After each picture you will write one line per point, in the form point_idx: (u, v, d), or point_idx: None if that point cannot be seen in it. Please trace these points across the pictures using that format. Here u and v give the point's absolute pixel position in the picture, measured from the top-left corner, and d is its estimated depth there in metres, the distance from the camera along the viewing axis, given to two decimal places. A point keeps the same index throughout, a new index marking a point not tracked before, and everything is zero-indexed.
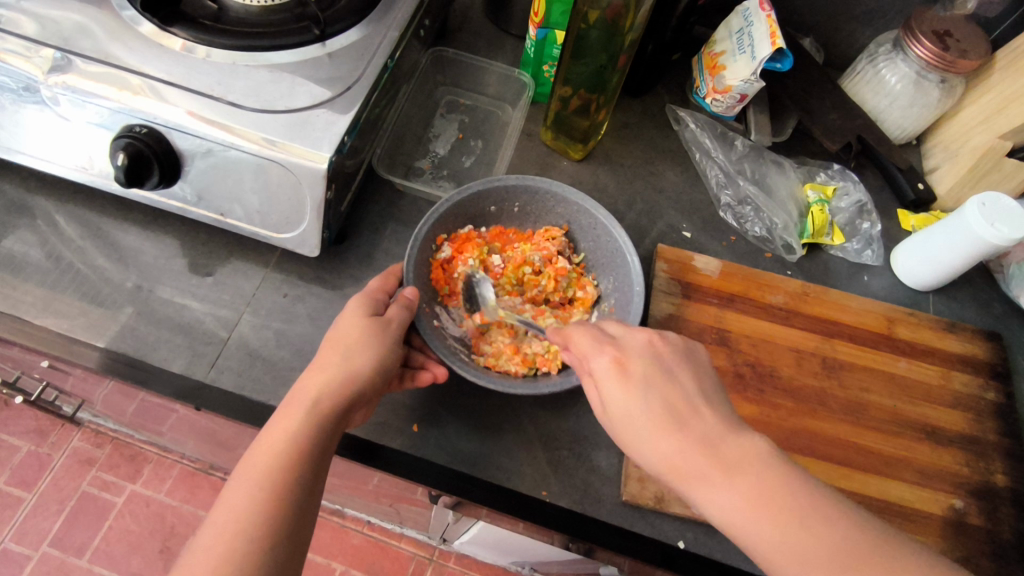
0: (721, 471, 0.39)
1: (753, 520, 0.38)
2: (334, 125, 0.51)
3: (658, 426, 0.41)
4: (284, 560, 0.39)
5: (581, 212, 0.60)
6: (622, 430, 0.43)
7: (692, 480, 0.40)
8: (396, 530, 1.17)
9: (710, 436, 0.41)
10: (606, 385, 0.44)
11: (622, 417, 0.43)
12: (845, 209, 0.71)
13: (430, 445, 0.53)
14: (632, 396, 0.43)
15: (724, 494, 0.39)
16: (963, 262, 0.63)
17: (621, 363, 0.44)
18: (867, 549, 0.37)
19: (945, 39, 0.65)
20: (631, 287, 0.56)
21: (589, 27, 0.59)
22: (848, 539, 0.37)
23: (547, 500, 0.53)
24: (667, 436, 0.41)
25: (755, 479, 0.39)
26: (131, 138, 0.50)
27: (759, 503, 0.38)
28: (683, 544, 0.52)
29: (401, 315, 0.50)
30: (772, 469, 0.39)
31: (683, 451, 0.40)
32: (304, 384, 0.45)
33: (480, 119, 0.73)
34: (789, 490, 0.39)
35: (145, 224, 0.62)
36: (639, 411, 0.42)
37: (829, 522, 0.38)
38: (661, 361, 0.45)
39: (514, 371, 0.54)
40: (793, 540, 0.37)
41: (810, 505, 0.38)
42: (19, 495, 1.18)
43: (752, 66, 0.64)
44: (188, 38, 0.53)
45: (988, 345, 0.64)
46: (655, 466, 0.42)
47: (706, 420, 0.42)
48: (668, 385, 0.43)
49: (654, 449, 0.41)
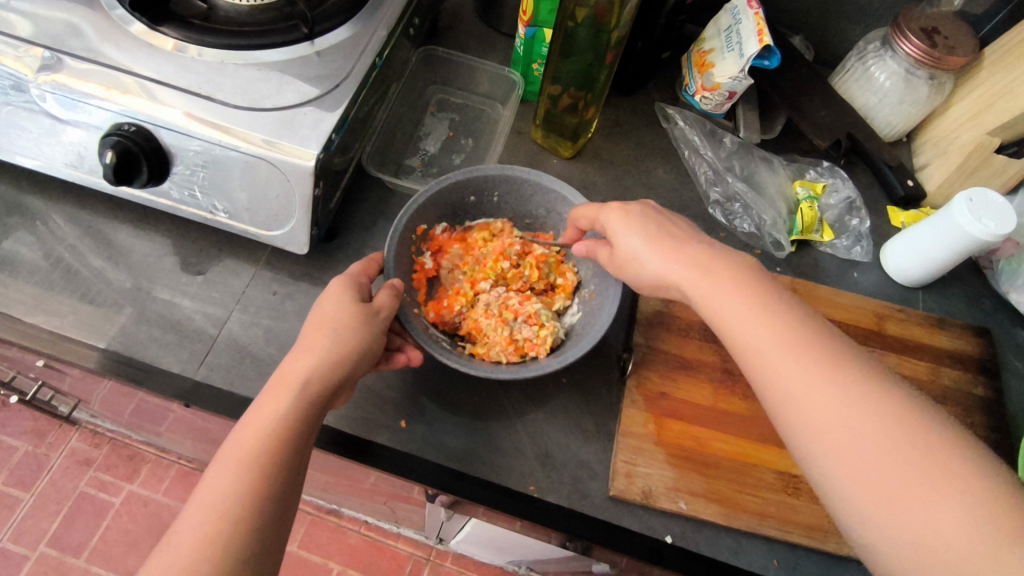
0: (716, 280, 0.46)
1: (733, 304, 0.44)
2: (322, 122, 0.52)
3: (658, 243, 0.49)
4: (269, 539, 0.40)
5: (558, 199, 0.60)
6: (621, 258, 0.51)
7: (701, 283, 0.46)
8: (393, 529, 1.17)
9: (707, 253, 0.48)
10: (612, 229, 0.51)
11: (631, 250, 0.50)
12: (835, 206, 0.71)
13: (419, 441, 0.54)
14: (632, 230, 0.50)
15: (721, 291, 0.45)
16: (948, 256, 0.63)
17: (625, 210, 0.52)
18: (827, 347, 0.41)
19: (931, 36, 0.65)
20: (607, 270, 0.56)
21: (577, 26, 0.60)
22: (846, 364, 0.40)
23: (536, 495, 0.53)
24: (664, 252, 0.48)
25: (763, 296, 0.44)
26: (120, 136, 0.50)
27: (759, 312, 0.43)
28: (671, 538, 0.52)
29: (390, 302, 0.50)
30: (753, 278, 0.46)
31: (671, 258, 0.48)
32: (290, 366, 0.45)
33: (471, 117, 0.74)
34: (770, 296, 0.44)
35: (136, 222, 0.62)
36: (647, 239, 0.50)
37: (799, 326, 0.42)
38: (673, 223, 0.51)
39: (507, 360, 0.54)
40: (786, 353, 0.41)
41: (813, 330, 0.42)
42: (17, 496, 1.18)
43: (740, 64, 0.65)
44: (180, 37, 0.53)
45: (978, 341, 0.64)
46: (649, 277, 0.49)
47: (727, 255, 0.48)
48: (679, 228, 0.51)
49: (655, 262, 0.49)
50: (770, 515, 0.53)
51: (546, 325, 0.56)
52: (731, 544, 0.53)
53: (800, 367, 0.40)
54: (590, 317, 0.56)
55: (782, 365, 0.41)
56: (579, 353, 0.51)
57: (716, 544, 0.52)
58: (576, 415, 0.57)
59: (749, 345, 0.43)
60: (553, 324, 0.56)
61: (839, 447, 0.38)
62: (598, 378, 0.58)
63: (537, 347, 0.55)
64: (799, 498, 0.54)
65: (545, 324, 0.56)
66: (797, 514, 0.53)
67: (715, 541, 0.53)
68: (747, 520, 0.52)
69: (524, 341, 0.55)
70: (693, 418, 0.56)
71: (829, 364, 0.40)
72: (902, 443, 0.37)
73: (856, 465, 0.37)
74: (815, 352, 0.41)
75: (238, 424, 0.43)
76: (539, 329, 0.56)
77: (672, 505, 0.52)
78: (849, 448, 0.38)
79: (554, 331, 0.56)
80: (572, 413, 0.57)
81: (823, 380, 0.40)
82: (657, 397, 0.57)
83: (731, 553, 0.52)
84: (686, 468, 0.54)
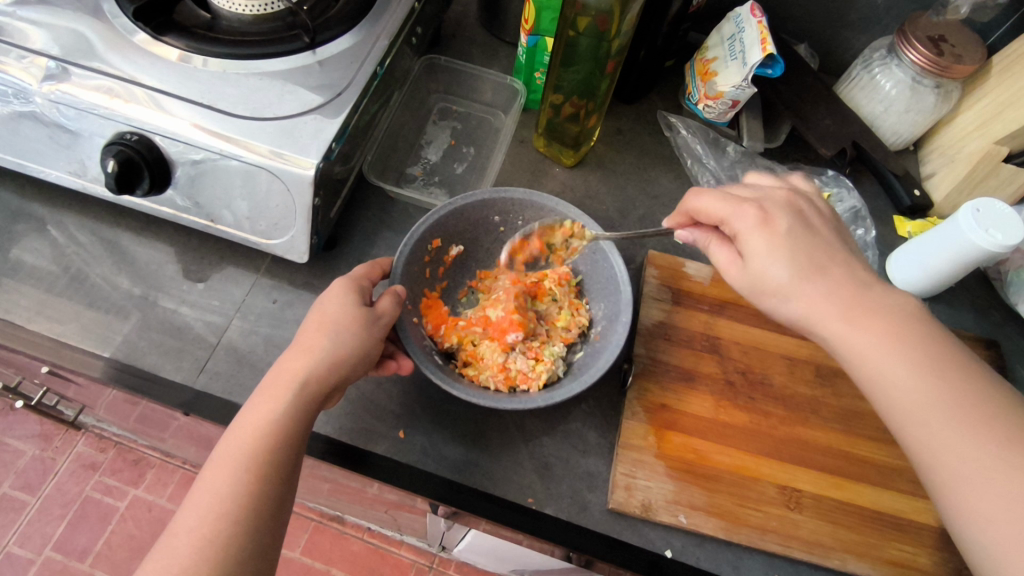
0: (866, 322, 0.45)
1: (882, 347, 0.44)
2: (322, 132, 0.52)
3: (808, 279, 0.46)
4: (268, 538, 0.40)
5: (582, 234, 0.59)
6: (756, 279, 0.48)
7: (835, 318, 0.45)
8: (396, 537, 1.16)
9: (858, 287, 0.46)
10: (747, 241, 0.48)
11: (774, 279, 0.47)
12: (840, 216, 0.70)
13: (416, 452, 0.53)
14: (776, 251, 0.47)
15: (878, 337, 0.44)
16: (954, 268, 0.62)
17: (766, 217, 0.48)
18: (970, 401, 0.42)
19: (939, 45, 0.64)
20: (618, 316, 0.55)
21: (578, 35, 0.59)
22: (992, 418, 0.42)
23: (534, 508, 0.52)
24: (816, 284, 0.46)
25: (911, 340, 0.44)
26: (122, 145, 0.50)
27: (936, 382, 0.43)
28: (670, 553, 0.52)
29: (393, 308, 0.49)
30: (905, 319, 0.45)
31: (818, 292, 0.46)
32: (283, 366, 0.45)
33: (473, 126, 0.74)
34: (913, 342, 0.44)
35: (140, 230, 0.63)
36: (838, 309, 0.45)
37: (942, 371, 0.43)
38: (834, 245, 0.48)
39: (495, 386, 0.54)
40: (927, 388, 0.43)
41: (978, 403, 0.42)
42: (24, 499, 1.19)
43: (744, 73, 0.64)
44: (184, 48, 0.54)
45: (986, 354, 0.63)
46: (790, 313, 0.47)
47: (869, 278, 0.47)
48: (824, 248, 0.48)
49: (803, 301, 0.46)
50: (771, 529, 0.52)
51: (545, 361, 0.55)
52: (732, 559, 0.52)
53: (917, 395, 0.43)
54: (591, 357, 0.55)
55: (897, 382, 0.43)
56: (569, 394, 0.50)
57: (717, 559, 0.52)
58: (576, 425, 0.56)
59: (876, 390, 0.44)
60: (552, 361, 0.56)
61: (964, 465, 0.41)
62: (599, 389, 0.58)
63: (530, 381, 0.54)
64: (803, 514, 0.53)
65: (544, 359, 0.55)
66: (799, 529, 0.52)
67: (715, 557, 0.52)
68: (750, 534, 0.52)
69: (517, 372, 0.55)
70: (695, 432, 0.55)
71: (974, 421, 0.42)
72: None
73: (980, 476, 0.40)
74: (961, 413, 0.42)
75: (232, 423, 0.43)
76: (536, 364, 0.55)
77: (671, 519, 0.52)
78: (982, 491, 0.40)
79: (552, 368, 0.55)
80: (572, 425, 0.56)
81: (967, 436, 0.41)
82: (659, 408, 0.56)
83: (732, 568, 0.52)
84: (688, 481, 0.53)
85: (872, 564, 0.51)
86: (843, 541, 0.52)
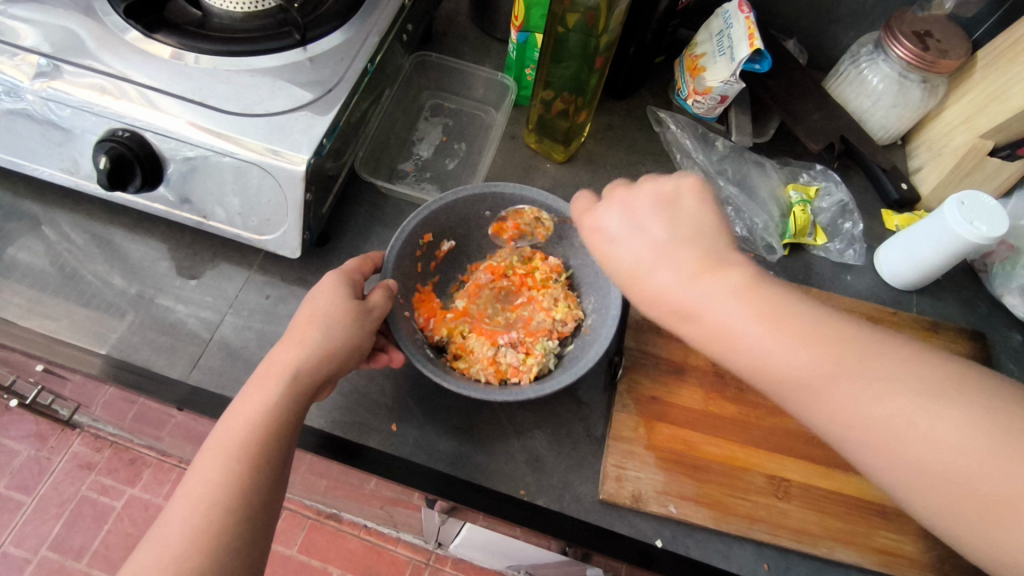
0: (732, 305, 0.39)
1: (753, 331, 0.39)
2: (313, 127, 0.52)
3: (665, 267, 0.42)
4: (260, 529, 0.40)
5: (571, 228, 0.59)
6: (626, 281, 0.44)
7: (704, 311, 0.40)
8: (392, 534, 1.17)
9: (701, 268, 0.41)
10: (604, 239, 0.45)
11: (635, 270, 0.43)
12: (828, 209, 0.71)
13: (409, 445, 0.54)
14: (629, 236, 0.44)
15: (744, 317, 0.39)
16: (942, 259, 0.63)
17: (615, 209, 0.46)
18: (859, 358, 0.37)
19: (924, 39, 0.65)
20: (608, 308, 0.55)
21: (567, 31, 0.60)
22: (885, 368, 0.37)
23: (526, 499, 0.53)
24: (670, 270, 0.41)
25: (773, 312, 0.39)
26: (114, 142, 0.51)
27: (817, 349, 0.38)
28: (660, 542, 0.52)
29: (384, 303, 0.50)
30: (751, 290, 0.39)
31: (670, 284, 0.41)
32: (276, 359, 0.46)
33: (464, 122, 0.74)
34: (782, 315, 0.39)
35: (133, 227, 0.63)
36: (696, 303, 0.40)
37: (816, 336, 0.38)
38: (663, 219, 0.43)
39: (485, 379, 0.54)
40: (812, 360, 0.38)
41: (864, 356, 0.38)
42: (20, 499, 1.19)
43: (731, 68, 0.65)
44: (175, 45, 0.54)
45: (973, 345, 0.64)
46: (661, 315, 0.42)
47: (709, 249, 0.42)
48: (670, 229, 0.43)
49: (669, 290, 0.41)
50: (760, 519, 0.53)
51: (535, 354, 0.56)
52: (722, 549, 0.52)
53: (803, 370, 0.38)
54: (582, 349, 0.55)
55: (783, 365, 0.38)
56: (559, 384, 0.50)
57: (706, 549, 0.52)
58: (567, 417, 0.57)
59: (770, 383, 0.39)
60: (544, 354, 0.56)
61: (903, 441, 0.36)
62: (589, 382, 0.59)
63: (521, 373, 0.54)
64: (791, 503, 0.54)
65: (535, 352, 0.56)
66: (787, 518, 0.53)
67: (705, 546, 0.52)
68: (739, 524, 0.52)
69: (508, 365, 0.55)
70: (685, 424, 0.56)
71: (872, 381, 0.37)
72: (982, 426, 0.35)
73: (893, 439, 0.36)
74: (858, 373, 0.37)
75: (224, 416, 0.43)
76: (526, 357, 0.55)
77: (661, 509, 0.52)
78: (903, 455, 0.36)
79: (542, 360, 0.55)
80: (563, 417, 0.57)
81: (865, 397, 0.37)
82: (649, 400, 0.57)
83: (721, 557, 0.52)
84: (678, 472, 0.54)
85: (860, 552, 0.52)
86: (830, 529, 0.53)
